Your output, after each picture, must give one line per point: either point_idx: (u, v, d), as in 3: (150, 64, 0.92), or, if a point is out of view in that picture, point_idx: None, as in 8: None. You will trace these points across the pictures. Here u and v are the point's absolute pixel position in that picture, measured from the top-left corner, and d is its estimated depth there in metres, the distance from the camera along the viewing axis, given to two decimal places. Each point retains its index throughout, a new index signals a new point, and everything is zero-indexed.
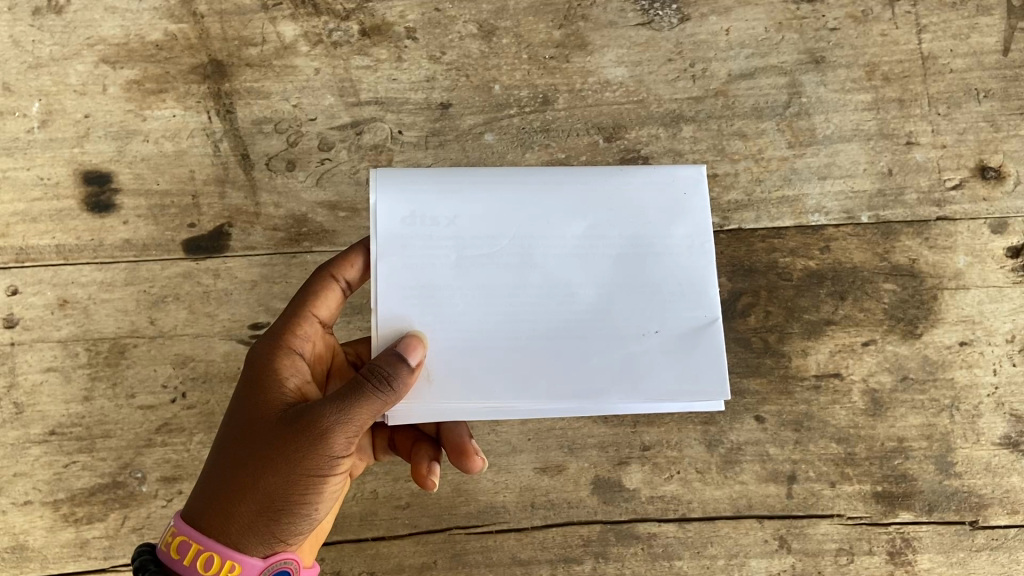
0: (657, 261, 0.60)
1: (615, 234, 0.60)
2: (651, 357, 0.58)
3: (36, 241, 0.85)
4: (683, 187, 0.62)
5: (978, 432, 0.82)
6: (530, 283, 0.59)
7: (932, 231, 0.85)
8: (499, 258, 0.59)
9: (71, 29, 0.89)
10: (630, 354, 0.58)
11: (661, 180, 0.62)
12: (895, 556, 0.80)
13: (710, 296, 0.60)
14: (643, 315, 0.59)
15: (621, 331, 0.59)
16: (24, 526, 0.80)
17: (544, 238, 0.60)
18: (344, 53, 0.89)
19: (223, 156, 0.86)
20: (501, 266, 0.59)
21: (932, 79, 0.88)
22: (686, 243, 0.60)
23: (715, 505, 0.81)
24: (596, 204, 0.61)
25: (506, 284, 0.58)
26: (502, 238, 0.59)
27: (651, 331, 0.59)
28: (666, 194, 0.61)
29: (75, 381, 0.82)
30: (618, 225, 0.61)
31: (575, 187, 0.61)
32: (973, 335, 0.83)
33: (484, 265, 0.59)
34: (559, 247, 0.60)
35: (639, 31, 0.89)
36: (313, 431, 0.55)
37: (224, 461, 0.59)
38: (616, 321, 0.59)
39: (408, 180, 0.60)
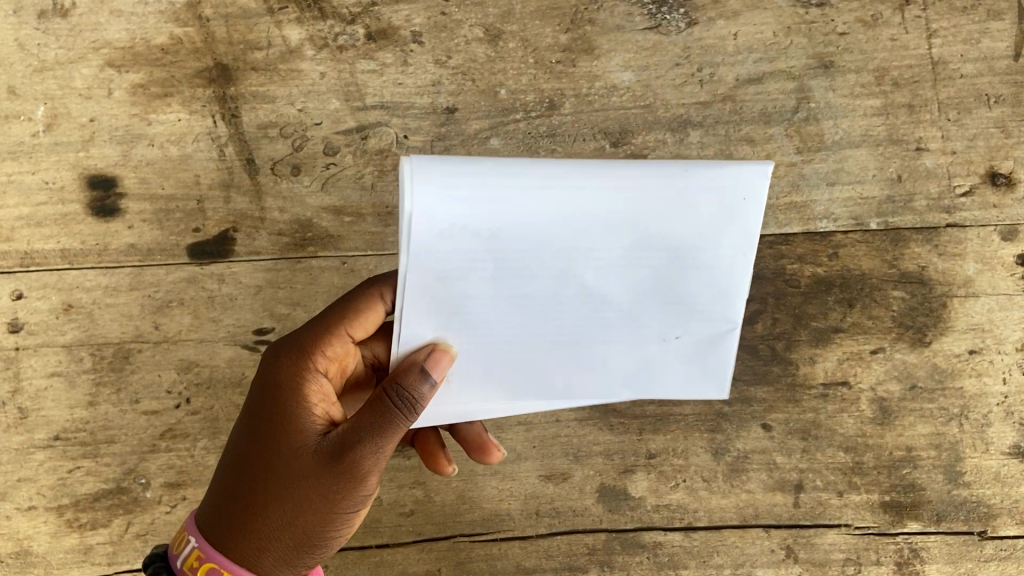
0: (697, 271, 0.59)
1: (661, 243, 0.57)
2: (666, 360, 0.61)
3: (41, 246, 0.84)
4: (742, 192, 0.58)
5: (987, 442, 0.81)
6: (565, 293, 0.58)
7: (941, 238, 0.84)
8: (537, 270, 0.56)
9: (74, 32, 0.88)
10: (649, 354, 0.61)
11: (723, 181, 0.57)
12: (903, 566, 0.80)
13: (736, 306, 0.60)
14: (671, 322, 0.60)
15: (645, 335, 0.60)
16: (28, 532, 0.81)
17: (586, 247, 0.57)
18: (349, 57, 0.88)
19: (228, 160, 0.86)
20: (538, 277, 0.57)
21: (943, 85, 0.87)
22: (730, 255, 0.59)
23: (721, 514, 0.81)
24: (648, 214, 0.57)
25: (540, 293, 0.57)
26: (543, 249, 0.56)
27: (673, 336, 0.60)
28: (725, 201, 0.57)
29: (80, 386, 0.82)
30: (666, 235, 0.57)
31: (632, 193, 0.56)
32: (983, 343, 0.83)
33: (520, 274, 0.56)
34: (601, 258, 0.57)
35: (647, 35, 0.88)
36: (353, 469, 0.59)
37: (253, 479, 0.61)
38: (644, 326, 0.60)
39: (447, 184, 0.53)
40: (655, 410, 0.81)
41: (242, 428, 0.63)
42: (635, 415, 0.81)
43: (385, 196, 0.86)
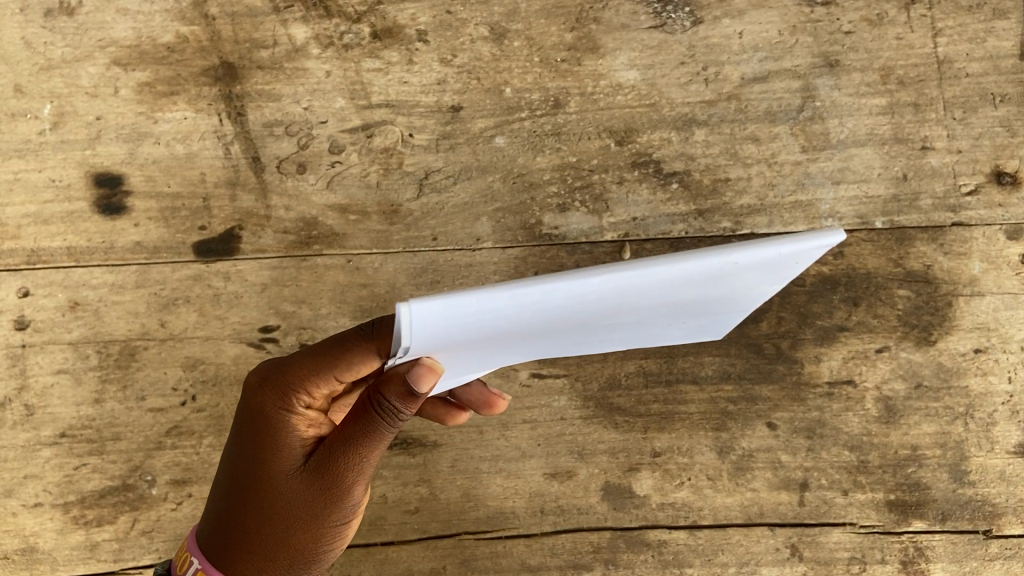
0: (718, 304, 0.53)
1: (686, 302, 0.50)
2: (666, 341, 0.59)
3: (48, 243, 0.85)
4: (805, 256, 0.47)
5: (992, 441, 0.81)
6: (572, 335, 0.52)
7: (947, 237, 0.84)
8: (543, 334, 0.50)
9: (81, 30, 0.88)
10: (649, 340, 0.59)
11: (781, 257, 0.46)
12: (908, 565, 0.80)
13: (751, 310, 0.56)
14: (678, 329, 0.57)
15: (648, 337, 0.57)
16: (34, 529, 0.81)
17: (603, 317, 0.49)
18: (354, 56, 0.88)
19: (234, 159, 0.86)
20: (545, 336, 0.51)
21: (948, 84, 0.87)
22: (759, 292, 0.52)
23: (726, 513, 0.81)
24: (681, 289, 0.47)
25: (543, 340, 0.52)
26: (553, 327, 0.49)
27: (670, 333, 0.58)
28: (774, 268, 0.48)
29: (86, 383, 0.82)
30: (696, 297, 0.49)
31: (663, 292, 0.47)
32: (988, 342, 0.82)
33: (525, 338, 0.50)
34: (617, 318, 0.50)
35: (652, 34, 0.88)
36: (342, 485, 0.61)
37: (239, 498, 0.62)
38: (648, 335, 0.56)
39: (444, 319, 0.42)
40: (660, 408, 0.81)
41: (228, 453, 0.63)
42: (640, 413, 0.81)
43: (391, 194, 0.86)
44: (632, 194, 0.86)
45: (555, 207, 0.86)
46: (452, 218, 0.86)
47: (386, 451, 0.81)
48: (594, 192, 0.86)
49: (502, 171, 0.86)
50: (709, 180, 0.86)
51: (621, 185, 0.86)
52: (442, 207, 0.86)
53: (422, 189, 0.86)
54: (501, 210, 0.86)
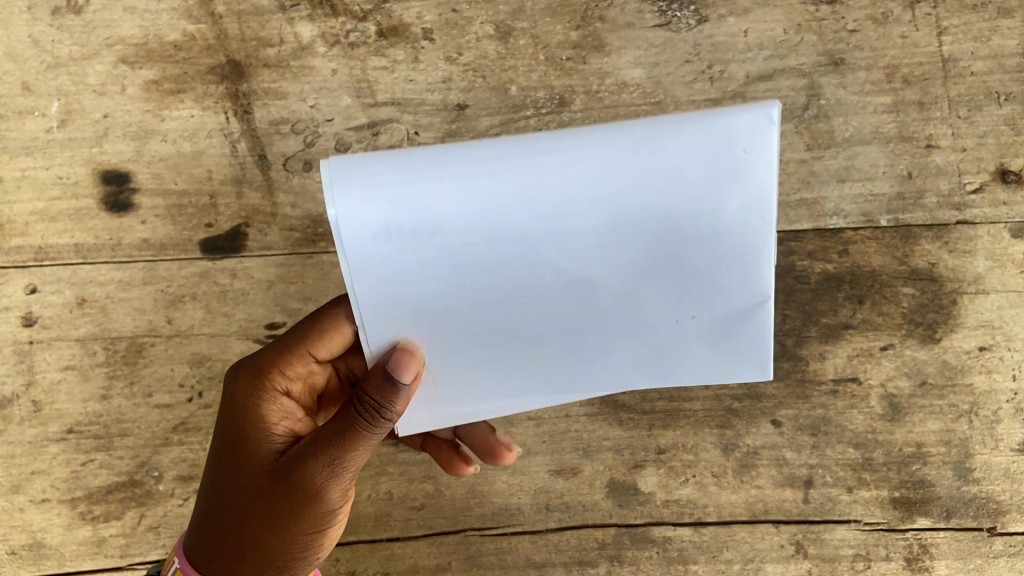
0: (700, 241, 0.52)
1: (646, 217, 0.51)
2: (684, 339, 0.56)
3: (55, 241, 0.85)
4: (756, 168, 0.50)
5: (997, 438, 0.81)
6: (543, 281, 0.53)
7: (951, 235, 0.84)
8: (501, 262, 0.52)
9: (89, 28, 0.89)
10: (661, 339, 0.55)
11: (722, 161, 0.50)
12: (912, 562, 0.80)
13: (762, 274, 0.53)
14: (677, 301, 0.54)
15: (651, 318, 0.55)
16: (42, 524, 0.82)
17: (554, 234, 0.51)
18: (360, 54, 0.88)
19: (240, 156, 0.87)
20: (505, 268, 0.52)
21: (953, 82, 0.87)
22: (740, 214, 0.51)
23: (730, 509, 0.81)
24: (621, 182, 0.50)
25: (512, 289, 0.53)
26: (505, 240, 0.51)
27: (686, 319, 0.55)
28: (722, 169, 0.50)
29: (93, 379, 0.83)
30: (649, 208, 0.51)
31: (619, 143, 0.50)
32: (993, 340, 0.83)
33: (483, 271, 0.52)
34: (576, 239, 0.51)
35: (657, 32, 0.88)
36: (310, 485, 0.59)
37: (220, 496, 0.62)
38: (644, 306, 0.54)
39: (375, 188, 0.50)
40: (665, 406, 0.82)
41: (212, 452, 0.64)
42: (645, 411, 0.82)
43: None
44: None
45: None
46: None
47: (391, 448, 0.81)
48: None
49: None
50: None
51: None
52: None
53: None
54: None
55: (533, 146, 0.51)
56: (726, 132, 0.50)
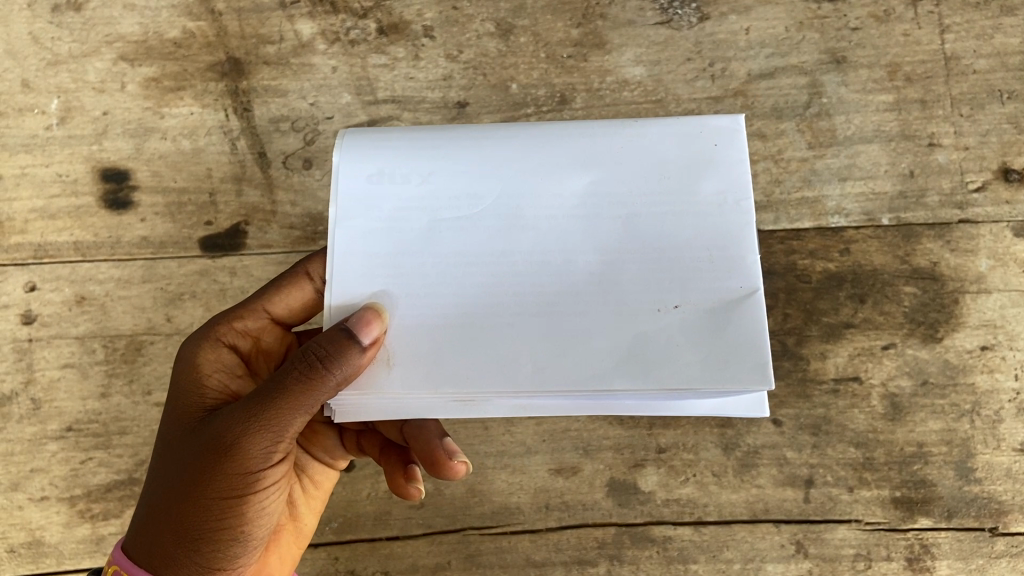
0: (674, 219, 0.54)
1: (622, 190, 0.55)
2: (668, 334, 0.51)
3: (55, 238, 0.85)
4: (720, 150, 0.55)
5: (998, 438, 0.81)
6: (519, 245, 0.54)
7: (953, 234, 0.84)
8: (479, 220, 0.55)
9: (90, 27, 0.89)
10: (642, 328, 0.51)
11: (695, 146, 0.56)
12: (914, 562, 0.80)
13: (747, 263, 0.52)
14: (658, 284, 0.53)
15: (628, 303, 0.52)
16: (40, 522, 0.81)
17: (533, 194, 0.55)
18: (361, 52, 0.88)
19: (240, 154, 0.86)
20: (482, 227, 0.55)
21: (956, 80, 0.87)
22: (715, 199, 0.54)
23: (731, 509, 0.80)
24: (600, 159, 0.56)
25: (488, 249, 0.54)
26: (485, 198, 0.55)
27: (669, 305, 0.52)
28: (695, 155, 0.56)
29: (92, 377, 0.83)
30: (625, 181, 0.55)
31: (602, 131, 0.57)
32: (995, 340, 0.82)
33: (461, 226, 0.55)
34: (554, 205, 0.55)
35: (658, 30, 0.89)
36: (230, 444, 0.53)
37: (155, 459, 0.58)
38: (623, 288, 0.53)
39: (380, 144, 0.57)
40: None
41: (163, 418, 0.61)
42: None
43: None
44: None
45: None
46: None
47: None
48: None
49: None
50: None
51: None
52: None
53: None
54: None
55: (529, 130, 0.58)
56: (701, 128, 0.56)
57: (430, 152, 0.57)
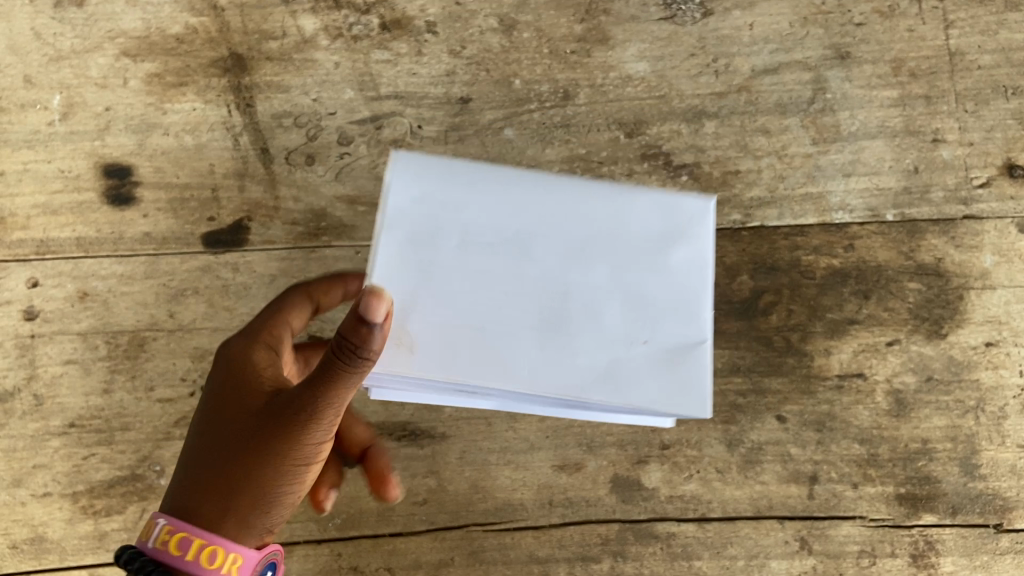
0: (648, 270, 0.57)
1: (606, 236, 0.58)
2: (633, 367, 0.55)
3: (57, 234, 0.85)
4: (697, 222, 0.58)
5: (1003, 434, 0.81)
6: (507, 269, 0.56)
7: (958, 230, 0.84)
8: (476, 241, 0.56)
9: (91, 22, 0.88)
10: (610, 359, 0.55)
11: (675, 210, 0.58)
12: (918, 559, 0.80)
13: (703, 320, 0.56)
14: (630, 323, 0.56)
15: (601, 335, 0.55)
16: (43, 518, 0.80)
17: (529, 225, 0.57)
18: (363, 47, 0.88)
19: (243, 150, 0.86)
20: (477, 249, 0.56)
21: (960, 76, 0.86)
22: (685, 266, 0.57)
23: (735, 505, 0.80)
24: (594, 204, 0.58)
25: (480, 269, 0.56)
26: (484, 224, 0.57)
27: (637, 342, 0.55)
28: (672, 217, 0.58)
29: (95, 373, 0.82)
30: (610, 229, 0.58)
31: (599, 186, 0.59)
32: (1000, 336, 0.82)
33: (458, 244, 0.56)
34: (546, 238, 0.57)
35: (662, 26, 0.88)
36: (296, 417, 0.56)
37: (204, 442, 0.60)
38: (599, 321, 0.56)
39: (405, 157, 0.58)
40: None
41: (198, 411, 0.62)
42: None
43: None
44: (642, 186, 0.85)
45: None
46: None
47: (395, 443, 0.81)
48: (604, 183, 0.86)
49: (511, 163, 0.86)
50: (719, 172, 0.86)
51: (630, 177, 0.86)
52: None
53: None
54: None
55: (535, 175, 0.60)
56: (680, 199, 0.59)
57: (446, 176, 0.58)
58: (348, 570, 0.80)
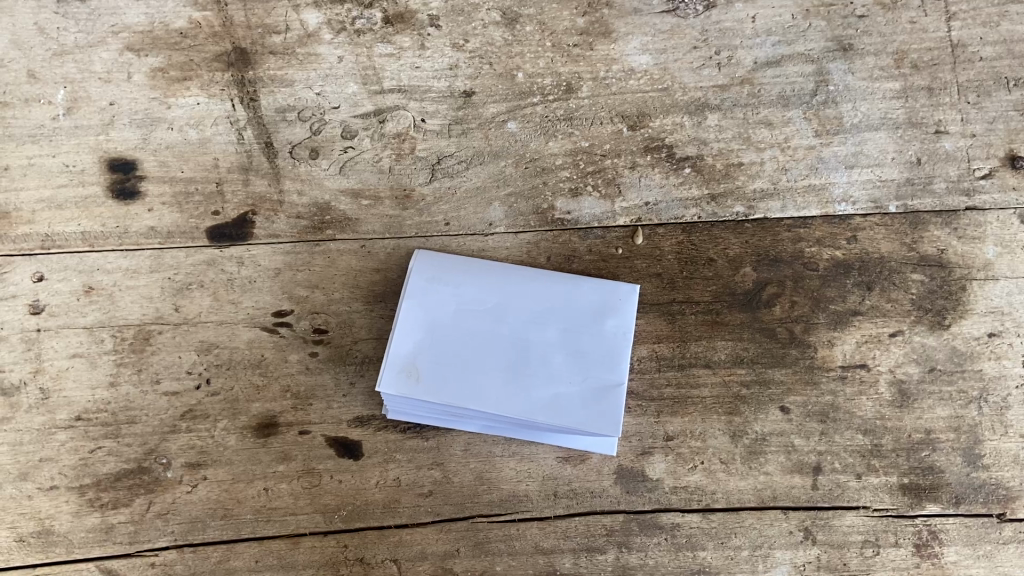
0: (590, 333, 0.79)
1: (563, 318, 0.80)
2: (568, 399, 0.76)
3: (63, 228, 0.85)
4: (624, 351, 0.79)
5: (1006, 424, 0.81)
6: (491, 334, 0.79)
7: (960, 222, 0.84)
8: (471, 315, 0.79)
9: (95, 17, 0.88)
10: (554, 394, 0.76)
11: (612, 339, 0.79)
12: (922, 549, 0.80)
13: (621, 367, 0.78)
14: (571, 372, 0.78)
15: (551, 379, 0.77)
16: (49, 511, 0.81)
17: (509, 306, 0.80)
18: (366, 41, 0.88)
19: (247, 144, 0.87)
20: (471, 320, 0.79)
21: (962, 67, 0.86)
22: (614, 334, 0.79)
23: (739, 496, 0.81)
24: (554, 297, 0.80)
25: (469, 333, 0.78)
26: (476, 309, 0.79)
27: (574, 383, 0.77)
28: (606, 329, 0.79)
29: (101, 367, 0.83)
30: (567, 307, 0.80)
31: (559, 279, 0.81)
32: (1002, 326, 0.82)
33: (457, 321, 0.79)
34: (520, 317, 0.79)
35: (664, 18, 0.88)
36: None
37: None
38: (550, 371, 0.77)
39: (431, 259, 0.81)
40: (673, 392, 0.82)
41: None
42: (653, 397, 0.82)
43: (403, 179, 0.86)
44: (645, 178, 0.86)
45: (568, 192, 0.86)
46: (464, 203, 0.86)
47: (400, 435, 0.82)
48: (607, 176, 0.86)
49: (515, 156, 0.86)
50: (721, 164, 0.86)
51: (633, 170, 0.86)
52: (454, 193, 0.86)
53: (434, 174, 0.86)
54: (513, 195, 0.86)
55: (512, 274, 0.81)
56: (615, 292, 0.80)
57: (454, 278, 0.80)
58: (354, 561, 0.80)
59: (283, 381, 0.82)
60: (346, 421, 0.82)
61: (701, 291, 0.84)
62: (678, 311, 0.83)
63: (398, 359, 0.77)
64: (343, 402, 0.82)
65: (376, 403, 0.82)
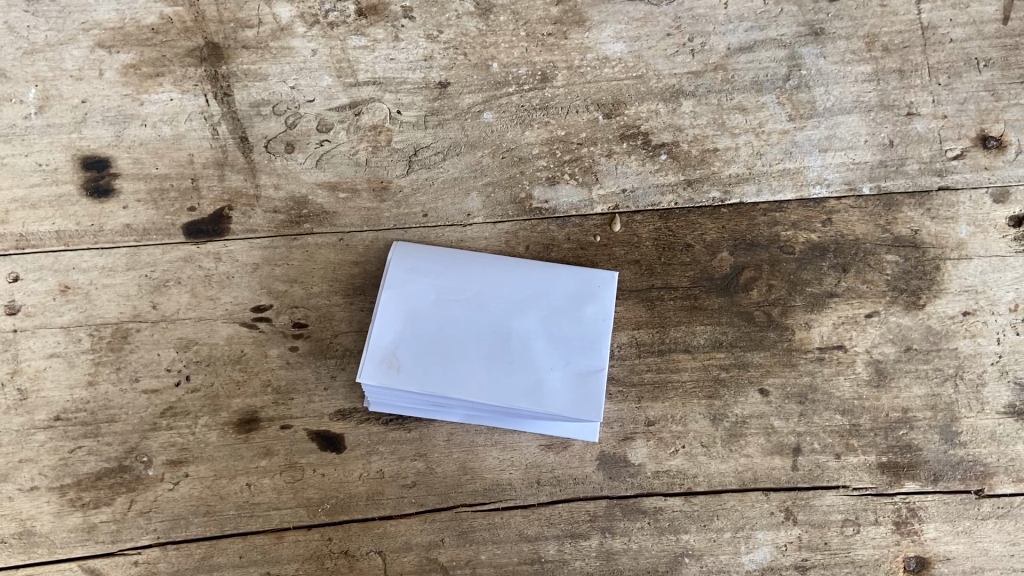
0: (568, 320, 0.79)
1: (542, 306, 0.80)
2: (550, 385, 0.77)
3: (37, 227, 0.84)
4: (604, 337, 0.79)
5: (982, 401, 0.82)
6: (472, 323, 0.79)
7: (934, 202, 0.85)
8: (450, 306, 0.79)
9: (65, 14, 0.87)
10: (535, 381, 0.77)
11: (593, 325, 0.79)
12: (902, 526, 0.81)
13: (601, 352, 0.78)
14: (551, 360, 0.78)
15: (533, 366, 0.77)
16: (31, 512, 0.80)
17: (489, 295, 0.80)
18: (340, 34, 0.88)
19: (221, 139, 0.86)
20: (450, 311, 0.79)
21: (932, 50, 0.87)
22: (593, 320, 0.79)
23: (720, 478, 0.81)
24: (534, 285, 0.80)
25: (450, 323, 0.78)
26: (456, 299, 0.79)
27: (555, 370, 0.77)
28: (585, 314, 0.80)
29: (79, 366, 0.82)
30: (547, 294, 0.80)
31: (538, 267, 0.81)
32: (976, 305, 0.83)
33: (437, 312, 0.79)
34: (500, 306, 0.79)
35: (637, 6, 0.88)
36: None
37: None
38: (532, 358, 0.78)
39: (410, 251, 0.81)
40: (654, 377, 0.82)
41: None
42: (634, 383, 0.82)
43: (380, 171, 0.86)
44: (621, 166, 0.86)
45: (545, 181, 0.86)
46: (442, 194, 0.85)
47: (382, 427, 0.81)
48: (583, 165, 0.86)
49: (491, 146, 0.86)
50: (697, 150, 0.86)
51: (610, 157, 0.86)
52: (431, 184, 0.86)
53: (411, 165, 0.86)
54: (490, 185, 0.86)
55: (490, 263, 0.81)
56: (594, 277, 0.81)
57: (433, 269, 0.80)
58: (339, 554, 0.80)
59: (263, 376, 0.82)
60: (328, 415, 0.81)
61: (679, 277, 0.84)
62: (657, 297, 0.84)
63: (379, 351, 0.76)
64: (324, 395, 0.82)
65: (357, 396, 0.82)
